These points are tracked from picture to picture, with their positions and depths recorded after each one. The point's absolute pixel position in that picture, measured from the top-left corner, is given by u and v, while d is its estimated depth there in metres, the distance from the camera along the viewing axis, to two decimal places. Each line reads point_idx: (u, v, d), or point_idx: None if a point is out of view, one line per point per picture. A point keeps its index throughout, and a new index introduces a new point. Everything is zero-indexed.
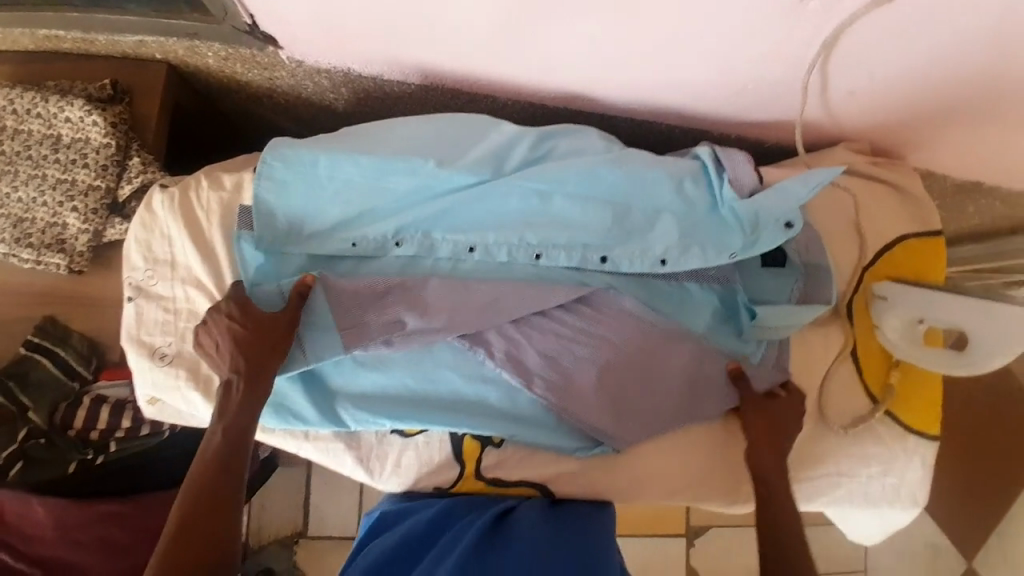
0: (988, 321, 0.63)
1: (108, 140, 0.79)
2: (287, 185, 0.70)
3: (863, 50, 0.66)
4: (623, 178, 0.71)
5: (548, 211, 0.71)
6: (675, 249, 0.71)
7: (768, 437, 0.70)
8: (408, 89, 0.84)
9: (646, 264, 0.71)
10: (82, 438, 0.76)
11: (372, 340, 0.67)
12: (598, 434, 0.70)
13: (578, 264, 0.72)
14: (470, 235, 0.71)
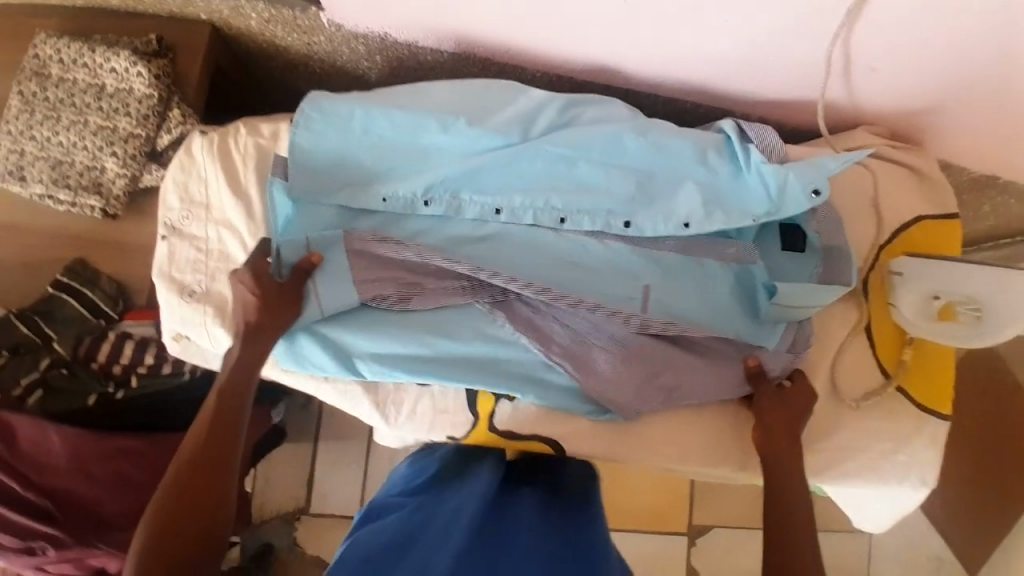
0: (1004, 291, 0.66)
1: (151, 91, 0.81)
2: (323, 137, 0.72)
3: (884, 28, 0.68)
4: (650, 142, 0.73)
5: (575, 175, 0.73)
6: (699, 213, 0.72)
7: (788, 428, 0.71)
8: (440, 58, 0.86)
9: (669, 228, 0.73)
10: (105, 372, 0.78)
11: (393, 292, 0.70)
12: (611, 401, 0.71)
13: (601, 229, 0.73)
14: (497, 197, 0.73)
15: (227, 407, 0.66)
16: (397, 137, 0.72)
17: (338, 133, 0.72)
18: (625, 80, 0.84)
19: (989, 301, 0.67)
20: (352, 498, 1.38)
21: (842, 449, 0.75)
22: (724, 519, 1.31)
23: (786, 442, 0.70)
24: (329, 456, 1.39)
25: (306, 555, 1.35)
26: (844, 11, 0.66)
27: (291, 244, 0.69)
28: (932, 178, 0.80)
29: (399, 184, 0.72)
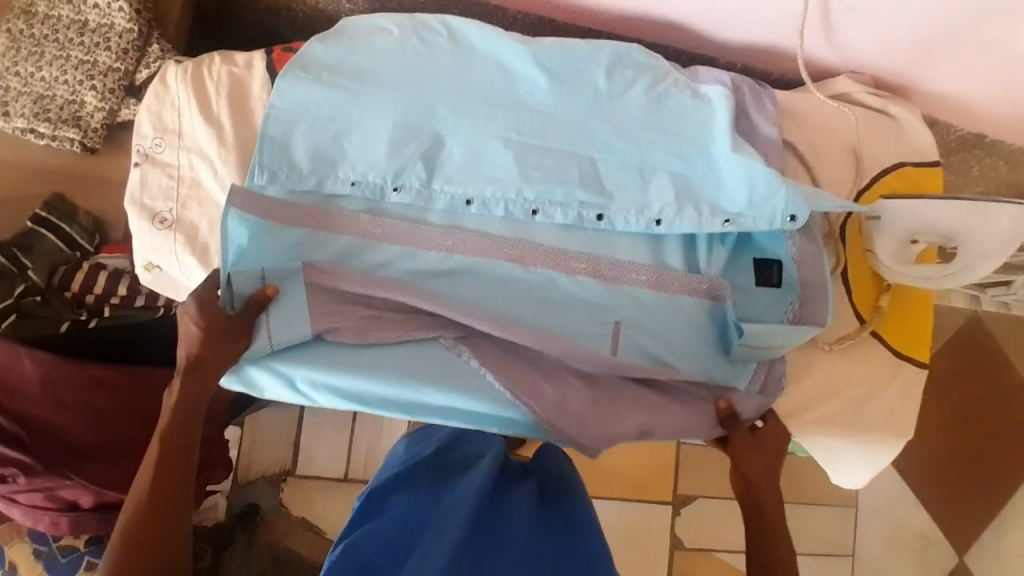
0: (977, 222, 0.65)
1: (132, 25, 0.81)
2: (293, 124, 0.70)
3: None
4: (625, 132, 0.72)
5: (545, 166, 0.71)
6: (672, 208, 0.71)
7: (763, 456, 0.72)
8: (422, 0, 0.86)
9: (642, 224, 0.72)
10: (78, 301, 0.78)
11: (346, 330, 0.68)
12: (577, 439, 0.70)
13: (574, 222, 0.72)
14: (465, 187, 0.71)
15: (184, 422, 0.66)
16: (365, 95, 0.71)
17: (306, 92, 0.71)
18: (606, 25, 0.83)
19: (961, 234, 0.67)
20: (338, 460, 1.38)
21: (817, 394, 0.75)
22: (711, 489, 1.30)
23: (762, 472, 0.72)
24: (316, 419, 1.39)
25: (292, 516, 1.35)
26: None
27: (243, 277, 0.66)
28: (916, 127, 0.79)
29: (368, 166, 0.71)
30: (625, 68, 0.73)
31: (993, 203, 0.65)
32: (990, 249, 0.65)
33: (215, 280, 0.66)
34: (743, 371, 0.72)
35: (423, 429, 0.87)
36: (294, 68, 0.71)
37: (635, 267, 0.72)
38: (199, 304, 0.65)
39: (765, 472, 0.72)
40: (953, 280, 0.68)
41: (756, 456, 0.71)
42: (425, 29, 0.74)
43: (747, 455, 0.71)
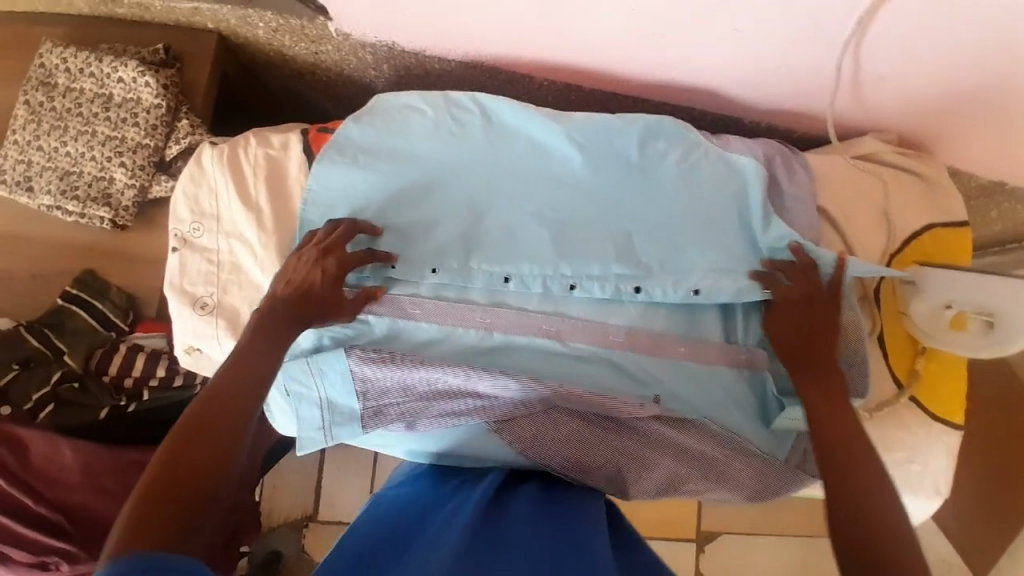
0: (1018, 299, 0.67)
1: (159, 100, 0.81)
2: (333, 208, 0.71)
3: (895, 33, 0.67)
4: (659, 205, 0.73)
5: (581, 242, 0.73)
6: (710, 280, 0.71)
7: (800, 359, 0.66)
8: (448, 67, 0.87)
9: (680, 294, 0.72)
10: (117, 385, 0.78)
11: (395, 418, 0.70)
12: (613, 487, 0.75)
13: (612, 296, 0.73)
14: (503, 265, 0.72)
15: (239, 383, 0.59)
16: (400, 177, 0.73)
17: (343, 177, 0.72)
18: (631, 88, 0.84)
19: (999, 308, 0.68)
20: (359, 505, 1.37)
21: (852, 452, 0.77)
22: (736, 525, 1.30)
23: (828, 407, 0.63)
24: (337, 464, 1.39)
25: (314, 561, 1.34)
26: (855, 15, 0.66)
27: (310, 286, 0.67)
28: (939, 185, 0.80)
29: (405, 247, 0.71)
30: (657, 143, 0.75)
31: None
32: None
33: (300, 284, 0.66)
34: (784, 443, 0.74)
35: None
36: (331, 153, 0.72)
37: (674, 340, 0.74)
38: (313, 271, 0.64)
39: (824, 409, 0.63)
40: (993, 351, 0.69)
41: (796, 317, 0.67)
42: (457, 106, 0.75)
43: (792, 353, 0.67)
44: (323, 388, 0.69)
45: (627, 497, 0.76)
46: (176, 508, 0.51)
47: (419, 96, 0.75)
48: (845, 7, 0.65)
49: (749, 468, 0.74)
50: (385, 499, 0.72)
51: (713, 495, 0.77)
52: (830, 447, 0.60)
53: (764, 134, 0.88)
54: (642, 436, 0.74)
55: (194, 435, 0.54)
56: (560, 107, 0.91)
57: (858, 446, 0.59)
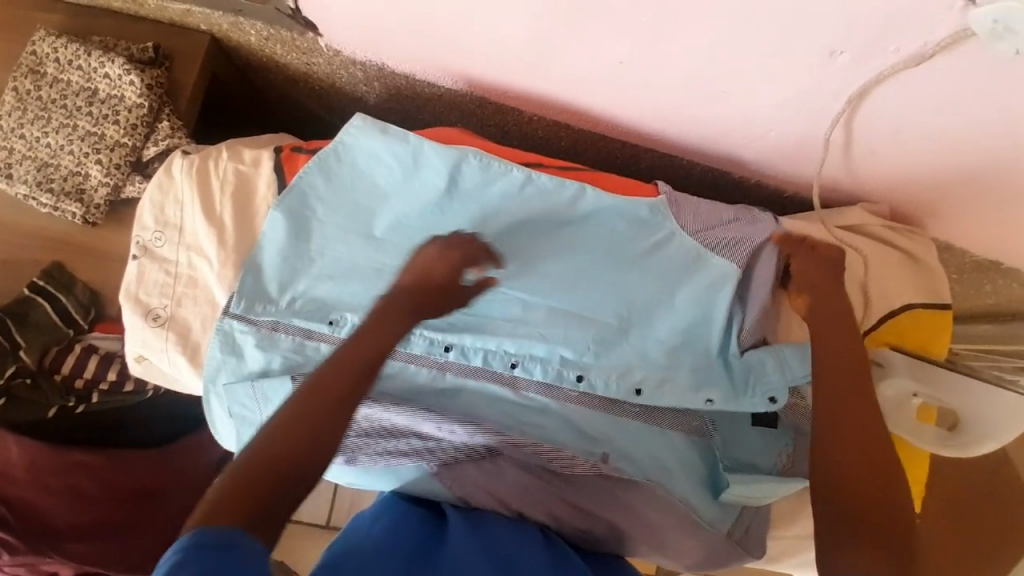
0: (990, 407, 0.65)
1: (142, 100, 0.81)
2: (293, 240, 0.71)
3: (888, 115, 0.64)
4: (617, 288, 0.73)
5: (536, 318, 0.73)
6: (652, 379, 0.72)
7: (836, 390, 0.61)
8: (438, 91, 0.85)
9: (621, 388, 0.72)
10: (67, 385, 0.79)
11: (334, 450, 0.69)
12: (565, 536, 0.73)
13: (554, 379, 0.73)
14: (446, 333, 0.74)
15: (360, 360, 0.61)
16: (359, 231, 0.73)
17: (301, 223, 0.72)
18: (620, 133, 0.82)
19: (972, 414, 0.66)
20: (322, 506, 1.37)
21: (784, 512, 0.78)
22: None
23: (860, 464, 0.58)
24: None
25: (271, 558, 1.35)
26: (845, 95, 0.62)
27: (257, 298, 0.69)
28: (926, 265, 0.77)
29: (352, 301, 0.72)
30: (622, 222, 0.73)
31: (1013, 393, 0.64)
32: (1005, 439, 0.64)
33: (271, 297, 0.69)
34: (727, 516, 0.74)
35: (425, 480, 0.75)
36: (288, 200, 0.71)
37: (624, 402, 0.74)
38: (435, 255, 0.64)
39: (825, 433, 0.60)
40: (957, 452, 0.67)
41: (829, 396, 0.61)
42: (426, 161, 0.72)
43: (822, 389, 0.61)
44: (265, 413, 0.68)
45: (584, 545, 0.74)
46: (262, 490, 0.53)
47: (389, 144, 0.71)
48: (836, 85, 0.61)
49: (690, 536, 0.73)
50: (382, 512, 0.68)
51: (654, 558, 0.75)
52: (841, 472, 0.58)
53: (754, 191, 0.85)
54: (584, 489, 0.73)
55: (288, 428, 0.56)
56: (550, 141, 0.88)
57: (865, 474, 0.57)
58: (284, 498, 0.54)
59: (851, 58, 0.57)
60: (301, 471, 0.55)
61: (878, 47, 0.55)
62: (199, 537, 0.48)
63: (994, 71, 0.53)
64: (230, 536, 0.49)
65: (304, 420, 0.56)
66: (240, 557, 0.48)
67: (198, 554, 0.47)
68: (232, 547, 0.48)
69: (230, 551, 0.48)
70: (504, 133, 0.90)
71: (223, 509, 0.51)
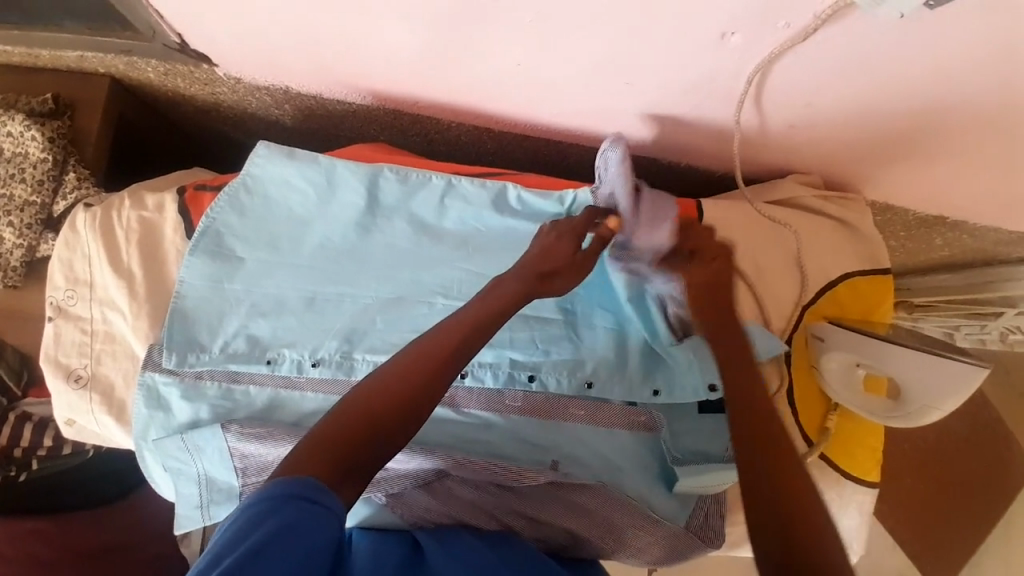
0: (930, 376, 0.63)
1: (45, 155, 0.77)
2: (217, 277, 0.69)
3: (793, 91, 0.61)
4: None
5: None
6: (603, 373, 0.71)
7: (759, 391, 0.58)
8: (350, 107, 0.83)
9: (573, 383, 0.71)
10: (6, 456, 0.77)
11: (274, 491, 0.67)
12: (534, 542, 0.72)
13: (505, 383, 0.72)
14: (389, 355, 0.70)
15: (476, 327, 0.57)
16: (284, 262, 0.70)
17: (219, 261, 0.69)
18: (538, 131, 0.79)
19: (914, 384, 0.64)
20: None
21: None
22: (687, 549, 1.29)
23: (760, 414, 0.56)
24: None
25: None
26: (745, 75, 0.60)
27: (182, 342, 0.67)
28: (860, 232, 0.76)
29: (286, 333, 0.70)
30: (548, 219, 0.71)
31: (955, 360, 0.62)
32: (946, 408, 0.63)
33: (193, 344, 0.67)
34: (683, 508, 0.72)
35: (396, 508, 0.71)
36: (202, 244, 0.68)
37: (572, 403, 0.72)
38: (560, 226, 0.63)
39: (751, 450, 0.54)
40: (903, 422, 0.66)
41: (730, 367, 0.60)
42: (342, 181, 0.70)
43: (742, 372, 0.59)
44: (201, 463, 0.67)
45: (557, 550, 0.73)
46: (347, 442, 0.50)
47: (299, 168, 0.70)
48: (735, 66, 0.59)
49: (650, 535, 0.72)
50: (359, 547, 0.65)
51: (623, 558, 0.74)
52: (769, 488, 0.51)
53: (683, 173, 0.83)
54: (541, 498, 0.71)
55: (387, 390, 0.52)
56: (474, 145, 0.86)
57: (804, 484, 0.50)
58: (366, 460, 0.50)
59: (741, 38, 0.55)
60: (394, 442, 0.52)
61: (766, 23, 0.53)
62: (285, 486, 0.46)
63: (884, 36, 0.51)
64: (315, 493, 0.47)
65: (406, 388, 0.53)
66: (322, 515, 0.46)
67: (282, 505, 0.46)
68: (317, 501, 0.46)
69: (312, 506, 0.46)
70: (426, 141, 0.88)
71: (301, 459, 0.48)
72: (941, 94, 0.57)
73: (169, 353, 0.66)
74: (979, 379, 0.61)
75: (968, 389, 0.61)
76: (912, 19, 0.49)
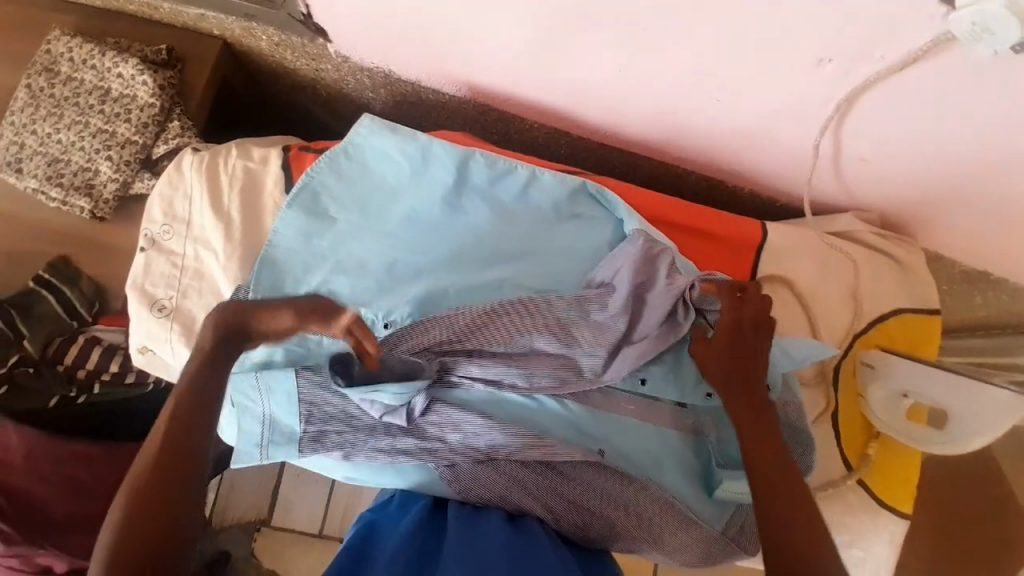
0: (974, 405, 0.68)
1: (153, 100, 0.82)
2: (309, 233, 0.72)
3: (877, 123, 0.66)
4: None
5: None
6: (656, 372, 0.75)
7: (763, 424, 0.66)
8: (443, 99, 0.88)
9: (627, 380, 0.75)
10: (69, 375, 0.81)
11: (330, 446, 0.70)
12: (573, 530, 0.73)
13: None
14: None
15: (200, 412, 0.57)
16: (373, 226, 0.74)
17: (311, 217, 0.73)
18: (618, 142, 0.84)
19: (959, 414, 0.69)
20: (316, 512, 1.15)
21: None
22: None
23: (767, 446, 0.64)
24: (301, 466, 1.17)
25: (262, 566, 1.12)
26: (833, 102, 0.65)
27: (271, 286, 0.70)
28: (915, 272, 0.79)
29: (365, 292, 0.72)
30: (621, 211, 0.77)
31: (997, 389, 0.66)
32: (990, 434, 0.67)
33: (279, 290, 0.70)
34: (720, 513, 0.75)
35: (443, 475, 0.72)
36: (299, 199, 0.72)
37: (624, 398, 0.75)
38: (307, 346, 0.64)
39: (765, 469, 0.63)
40: (946, 449, 0.70)
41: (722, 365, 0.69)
42: (436, 159, 0.76)
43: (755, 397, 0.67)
44: (267, 404, 0.70)
45: (598, 542, 0.74)
46: (152, 549, 0.51)
47: (399, 141, 0.75)
48: (823, 91, 0.64)
49: (690, 538, 0.73)
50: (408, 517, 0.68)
51: (661, 555, 0.75)
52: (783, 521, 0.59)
53: (747, 200, 0.87)
54: (582, 485, 0.72)
55: (146, 496, 0.52)
56: (550, 149, 0.91)
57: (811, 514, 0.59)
58: (183, 546, 0.53)
59: (839, 66, 0.60)
60: (195, 515, 0.54)
61: (864, 55, 0.58)
62: None
63: (974, 76, 0.56)
64: None
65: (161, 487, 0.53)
66: None
67: None
68: None
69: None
70: (506, 140, 0.93)
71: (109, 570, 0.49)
72: (1017, 142, 0.62)
73: (257, 291, 0.69)
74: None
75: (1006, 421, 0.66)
76: (1005, 62, 0.53)
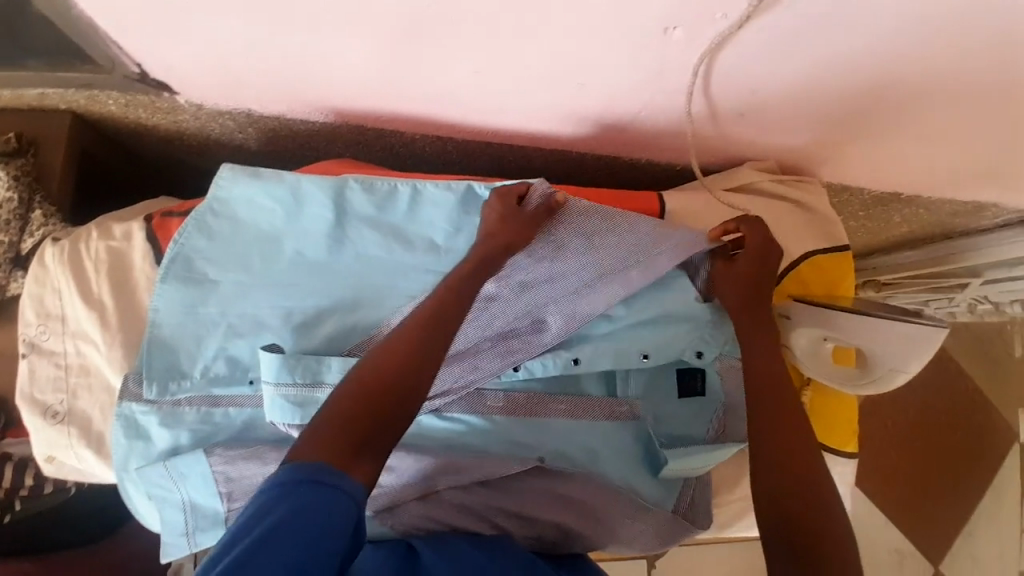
0: (891, 345, 0.66)
1: (9, 194, 0.78)
2: (192, 303, 0.69)
3: (742, 76, 0.64)
4: None
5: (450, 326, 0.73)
6: (588, 350, 0.73)
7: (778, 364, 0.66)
8: (315, 126, 0.83)
9: (559, 364, 0.73)
10: None
11: None
12: (531, 539, 0.72)
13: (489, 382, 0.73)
14: None
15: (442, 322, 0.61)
16: (257, 281, 0.70)
17: (190, 288, 0.69)
18: (500, 137, 0.81)
19: (880, 356, 0.67)
20: None
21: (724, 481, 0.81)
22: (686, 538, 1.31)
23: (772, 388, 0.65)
24: None
25: None
26: (692, 66, 0.62)
27: (165, 367, 0.67)
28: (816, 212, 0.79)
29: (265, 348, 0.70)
30: None
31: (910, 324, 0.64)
32: (911, 369, 0.66)
33: (174, 369, 0.68)
34: (669, 493, 0.75)
35: (387, 518, 0.70)
36: (172, 270, 0.68)
37: (553, 399, 0.74)
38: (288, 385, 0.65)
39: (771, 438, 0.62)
40: (874, 390, 0.69)
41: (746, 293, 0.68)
42: (307, 197, 0.70)
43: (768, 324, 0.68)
44: (184, 490, 0.68)
45: (559, 547, 0.73)
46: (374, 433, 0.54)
47: (264, 186, 0.69)
48: (680, 57, 0.61)
49: (641, 523, 0.74)
50: None
51: (622, 546, 0.75)
52: (775, 472, 0.61)
53: (644, 169, 0.85)
54: (528, 492, 0.73)
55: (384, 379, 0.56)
56: (439, 155, 0.88)
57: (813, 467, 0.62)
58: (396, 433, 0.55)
59: (685, 32, 0.57)
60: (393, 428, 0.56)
61: (706, 16, 0.55)
62: (291, 474, 0.49)
63: (818, 16, 0.54)
64: (323, 476, 0.49)
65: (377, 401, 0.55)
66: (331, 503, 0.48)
67: (287, 492, 0.48)
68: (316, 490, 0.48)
69: (348, 492, 0.49)
70: (392, 155, 0.89)
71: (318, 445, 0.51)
72: (881, 68, 0.60)
73: (150, 374, 0.66)
74: (939, 338, 0.64)
75: (930, 351, 0.64)
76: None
